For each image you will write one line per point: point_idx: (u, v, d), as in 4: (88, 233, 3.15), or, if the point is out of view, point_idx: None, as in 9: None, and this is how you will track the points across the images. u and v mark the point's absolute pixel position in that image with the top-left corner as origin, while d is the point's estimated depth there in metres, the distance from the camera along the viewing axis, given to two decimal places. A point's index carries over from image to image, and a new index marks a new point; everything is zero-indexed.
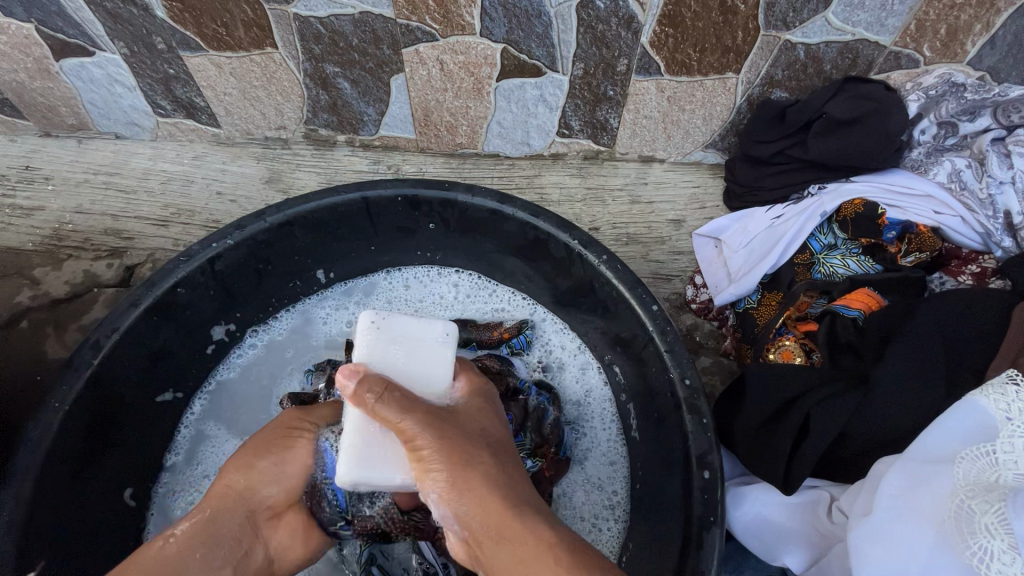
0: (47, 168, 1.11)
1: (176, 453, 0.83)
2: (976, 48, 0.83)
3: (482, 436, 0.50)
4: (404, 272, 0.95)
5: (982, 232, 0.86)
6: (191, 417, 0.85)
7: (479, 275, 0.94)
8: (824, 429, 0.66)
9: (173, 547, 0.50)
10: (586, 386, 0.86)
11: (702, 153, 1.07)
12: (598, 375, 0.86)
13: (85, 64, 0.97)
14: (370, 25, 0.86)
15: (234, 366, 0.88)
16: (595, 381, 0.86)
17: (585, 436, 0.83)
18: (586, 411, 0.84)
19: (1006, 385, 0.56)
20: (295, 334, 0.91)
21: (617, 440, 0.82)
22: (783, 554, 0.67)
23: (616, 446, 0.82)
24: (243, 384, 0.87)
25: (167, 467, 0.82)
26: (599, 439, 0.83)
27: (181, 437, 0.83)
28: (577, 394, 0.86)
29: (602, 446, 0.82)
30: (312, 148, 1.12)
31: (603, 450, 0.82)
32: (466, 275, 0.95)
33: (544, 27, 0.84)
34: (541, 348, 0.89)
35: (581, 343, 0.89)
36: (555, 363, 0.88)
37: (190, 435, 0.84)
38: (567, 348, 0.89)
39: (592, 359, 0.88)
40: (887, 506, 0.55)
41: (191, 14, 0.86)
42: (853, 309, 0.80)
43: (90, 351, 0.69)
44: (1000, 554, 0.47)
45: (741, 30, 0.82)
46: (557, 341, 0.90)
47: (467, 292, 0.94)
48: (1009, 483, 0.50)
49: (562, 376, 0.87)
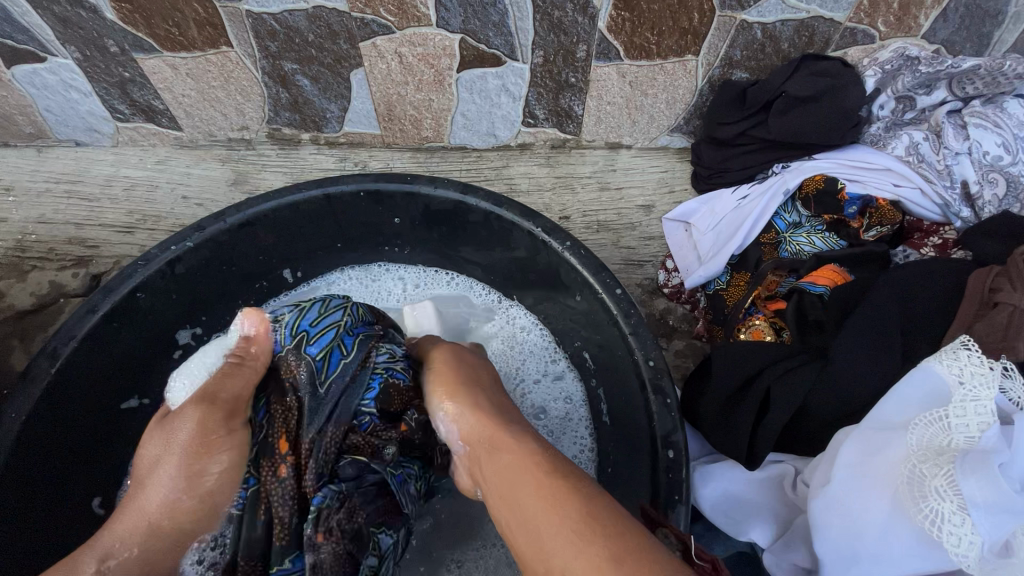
0: (8, 179, 1.09)
1: None
2: (929, 21, 0.85)
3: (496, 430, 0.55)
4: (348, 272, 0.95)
5: (942, 203, 0.87)
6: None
7: (428, 267, 0.95)
8: (785, 404, 0.67)
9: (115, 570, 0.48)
10: (563, 395, 0.85)
11: (668, 138, 1.07)
12: (574, 382, 0.86)
13: (37, 71, 0.95)
14: (325, 20, 0.85)
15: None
16: (571, 387, 0.86)
17: (556, 446, 0.82)
18: (555, 417, 0.84)
19: (959, 350, 0.57)
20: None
21: (587, 446, 0.81)
22: (749, 529, 0.67)
23: (588, 452, 0.81)
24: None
25: (131, 471, 0.80)
26: (570, 447, 0.82)
27: None
28: (545, 399, 0.85)
29: (569, 453, 0.81)
30: (277, 148, 1.11)
31: (572, 454, 0.81)
32: (448, 279, 0.95)
33: (501, 15, 0.83)
34: (517, 351, 0.89)
35: (554, 346, 0.89)
36: (528, 373, 0.88)
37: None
38: (542, 352, 0.89)
39: (567, 367, 0.87)
40: (845, 476, 0.57)
41: (142, 16, 0.84)
42: (819, 285, 0.82)
43: (47, 360, 0.68)
44: (950, 516, 0.48)
45: (696, 11, 0.82)
46: (527, 349, 0.89)
47: (419, 282, 0.95)
48: (960, 446, 0.50)
49: (534, 390, 0.86)
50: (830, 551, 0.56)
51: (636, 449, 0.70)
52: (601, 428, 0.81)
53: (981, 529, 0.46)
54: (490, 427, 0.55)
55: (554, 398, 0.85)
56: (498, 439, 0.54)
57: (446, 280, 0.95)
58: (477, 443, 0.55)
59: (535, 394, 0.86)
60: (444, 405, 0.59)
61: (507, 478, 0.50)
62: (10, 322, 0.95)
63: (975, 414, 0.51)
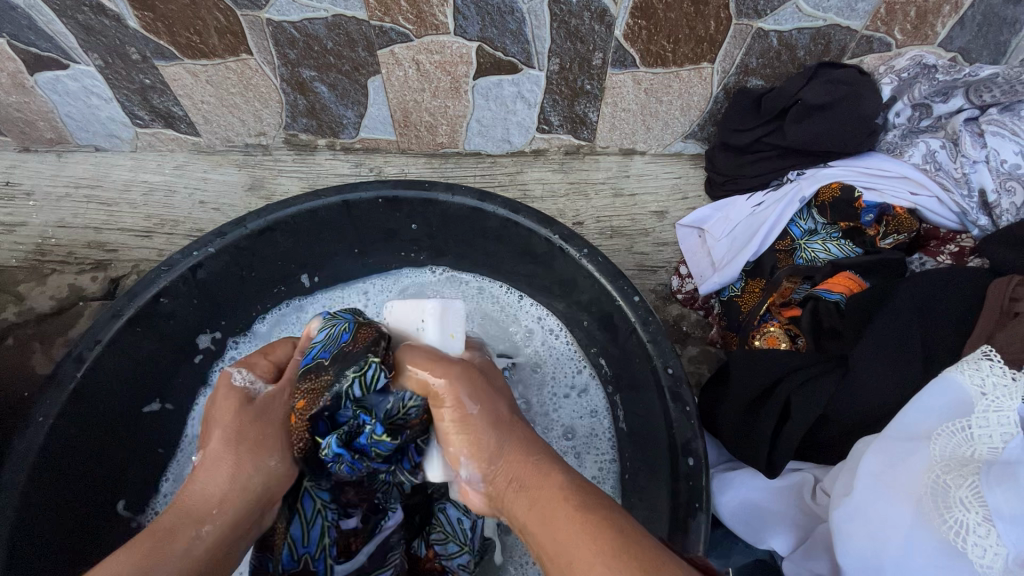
0: (28, 183, 1.10)
1: (166, 479, 0.83)
2: (945, 30, 0.85)
3: (515, 461, 0.52)
4: (361, 283, 0.95)
5: (959, 211, 0.87)
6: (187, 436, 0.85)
7: (447, 268, 0.95)
8: (803, 413, 0.68)
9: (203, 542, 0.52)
10: (589, 407, 0.85)
11: (682, 144, 1.07)
12: (599, 395, 0.85)
13: (60, 77, 0.96)
14: (344, 28, 0.86)
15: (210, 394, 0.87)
16: (598, 400, 0.85)
17: (579, 464, 0.82)
18: (581, 436, 0.83)
19: (980, 360, 0.57)
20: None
21: (604, 463, 0.81)
22: (769, 536, 0.68)
23: (609, 467, 0.81)
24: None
25: (161, 492, 0.82)
26: (582, 463, 0.82)
27: (175, 463, 0.84)
28: (571, 417, 0.85)
29: (586, 470, 0.81)
30: (293, 153, 1.12)
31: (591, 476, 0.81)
32: (432, 271, 0.95)
33: (518, 23, 0.84)
34: (545, 356, 0.90)
35: (580, 356, 0.89)
36: (557, 385, 0.88)
37: (183, 459, 0.84)
38: (567, 364, 0.89)
39: (591, 380, 0.87)
40: (866, 485, 0.57)
41: (164, 24, 0.85)
42: (835, 293, 0.81)
43: (74, 364, 0.69)
44: (975, 527, 0.49)
45: (713, 19, 0.83)
46: (551, 356, 0.90)
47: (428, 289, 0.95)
48: (984, 457, 0.52)
49: (561, 408, 0.86)
50: (852, 561, 0.56)
51: (653, 456, 0.71)
52: (620, 440, 0.81)
53: (1006, 540, 0.47)
54: (515, 456, 0.53)
55: (579, 414, 0.85)
56: (526, 477, 0.51)
57: (432, 274, 0.95)
58: (505, 483, 0.52)
59: (563, 412, 0.85)
60: (461, 440, 0.55)
61: (540, 519, 0.48)
62: (30, 325, 0.96)
63: (998, 424, 0.52)
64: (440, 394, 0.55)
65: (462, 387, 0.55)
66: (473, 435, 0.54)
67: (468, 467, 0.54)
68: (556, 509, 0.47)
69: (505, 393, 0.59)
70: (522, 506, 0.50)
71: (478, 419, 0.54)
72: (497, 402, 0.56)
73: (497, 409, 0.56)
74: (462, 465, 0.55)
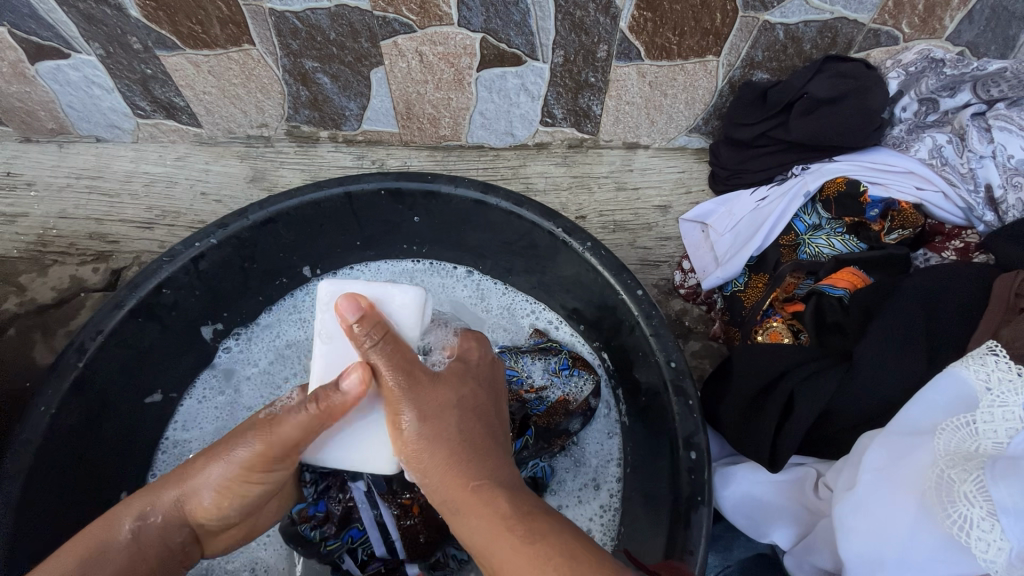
0: (29, 173, 1.10)
1: (154, 475, 0.83)
2: (954, 23, 0.84)
3: (451, 473, 0.51)
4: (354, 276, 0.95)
5: (965, 206, 0.86)
6: (168, 439, 0.85)
7: (432, 259, 0.95)
8: (808, 408, 0.68)
9: (139, 535, 0.55)
10: (606, 428, 0.83)
11: (686, 138, 1.06)
12: (613, 417, 0.83)
13: (61, 67, 0.95)
14: (347, 18, 0.85)
15: (200, 396, 0.87)
16: (609, 422, 0.83)
17: (592, 491, 0.80)
18: (598, 455, 0.82)
19: (987, 356, 0.56)
20: (264, 348, 0.90)
21: (616, 494, 0.80)
22: (771, 532, 0.69)
23: (615, 486, 0.80)
24: (214, 408, 0.87)
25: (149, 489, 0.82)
26: (597, 496, 0.80)
27: (159, 460, 0.84)
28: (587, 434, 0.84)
29: (598, 501, 0.80)
30: (295, 146, 1.11)
31: (602, 502, 0.80)
32: (411, 261, 0.95)
33: (522, 15, 0.83)
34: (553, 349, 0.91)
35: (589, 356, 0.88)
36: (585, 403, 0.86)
37: (170, 460, 0.84)
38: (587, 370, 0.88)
39: (607, 399, 0.85)
40: (870, 480, 0.58)
41: (166, 13, 0.85)
42: (839, 288, 0.81)
43: (75, 354, 0.69)
44: (979, 522, 0.48)
45: (719, 11, 0.82)
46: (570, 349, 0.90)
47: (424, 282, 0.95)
48: (989, 452, 0.51)
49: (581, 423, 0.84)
50: (856, 557, 0.57)
51: (656, 449, 0.71)
52: (625, 440, 0.80)
53: (1011, 535, 0.46)
54: (456, 478, 0.51)
55: (595, 428, 0.84)
56: (473, 497, 0.49)
57: (408, 264, 0.96)
58: (445, 499, 0.51)
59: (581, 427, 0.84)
60: (406, 450, 0.54)
61: (479, 537, 0.48)
62: (32, 316, 0.97)
63: (1003, 420, 0.51)
64: (399, 397, 0.54)
65: (411, 397, 0.54)
66: (423, 443, 0.53)
67: (413, 476, 0.54)
68: (505, 534, 0.46)
69: (469, 402, 0.57)
70: (470, 522, 0.49)
71: (435, 427, 0.53)
72: (451, 412, 0.55)
73: (452, 417, 0.54)
74: (408, 472, 0.55)
